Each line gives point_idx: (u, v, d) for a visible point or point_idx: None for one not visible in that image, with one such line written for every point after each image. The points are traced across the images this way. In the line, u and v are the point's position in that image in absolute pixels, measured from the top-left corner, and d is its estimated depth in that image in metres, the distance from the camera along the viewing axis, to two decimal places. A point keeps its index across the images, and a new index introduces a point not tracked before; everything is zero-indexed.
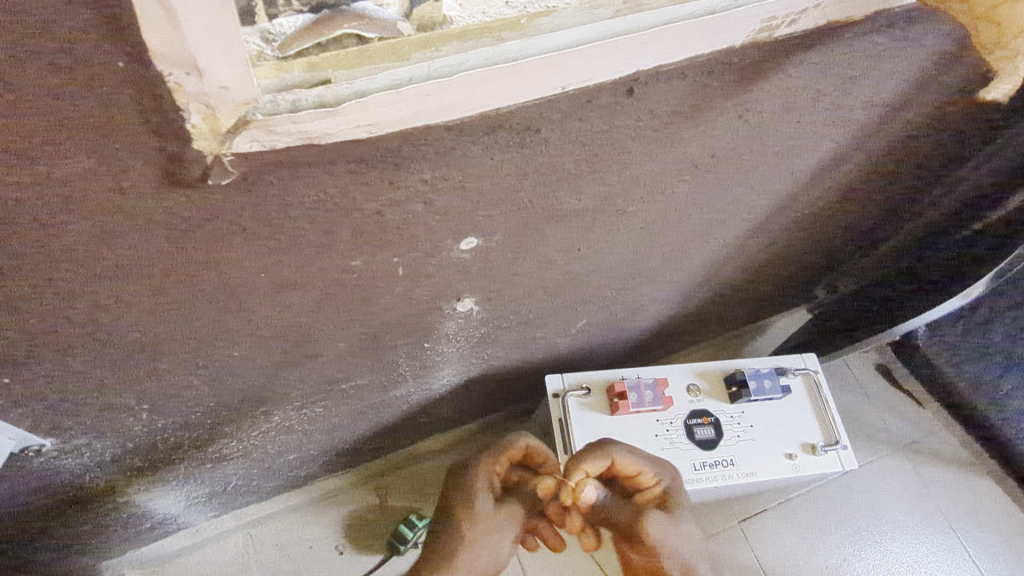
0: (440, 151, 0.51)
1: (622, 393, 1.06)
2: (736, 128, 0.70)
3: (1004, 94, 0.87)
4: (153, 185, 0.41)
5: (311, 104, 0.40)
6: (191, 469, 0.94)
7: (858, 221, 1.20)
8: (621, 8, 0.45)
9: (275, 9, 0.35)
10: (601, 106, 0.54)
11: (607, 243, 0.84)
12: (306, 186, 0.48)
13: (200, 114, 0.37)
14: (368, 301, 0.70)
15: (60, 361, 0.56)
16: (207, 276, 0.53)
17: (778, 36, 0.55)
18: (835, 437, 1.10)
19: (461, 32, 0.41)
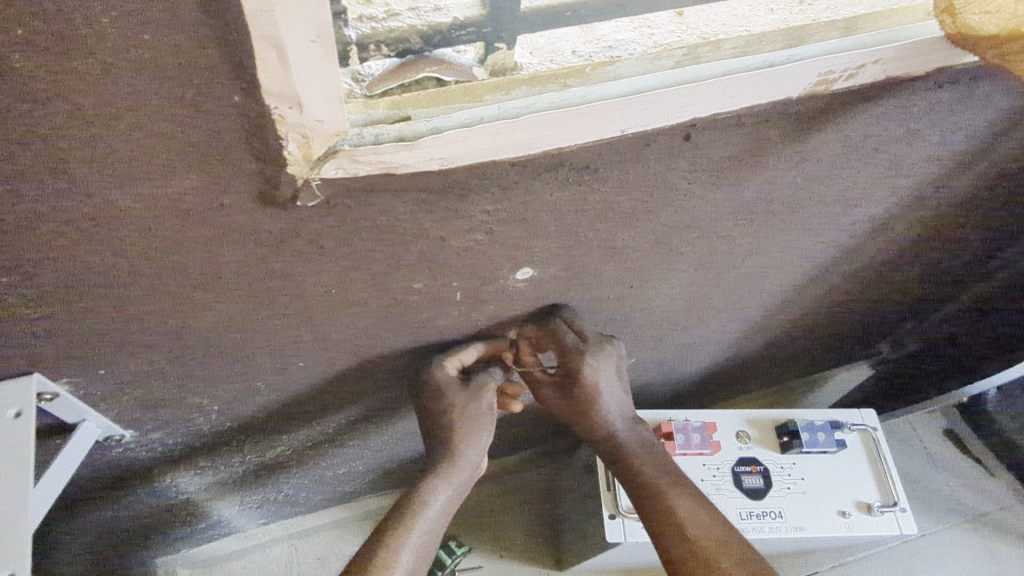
0: (504, 185, 0.54)
1: (668, 434, 1.06)
2: (794, 176, 0.71)
3: None
4: (249, 204, 0.46)
5: (392, 138, 0.45)
6: (250, 473, 0.99)
7: (924, 275, 1.17)
8: (680, 60, 0.50)
9: (367, 54, 0.42)
10: (658, 150, 0.57)
11: (660, 283, 0.86)
12: (379, 212, 0.52)
13: (296, 143, 0.41)
14: (427, 323, 0.74)
15: (150, 358, 0.62)
16: (285, 289, 0.58)
17: (836, 89, 0.57)
18: (893, 498, 1.05)
19: (529, 78, 0.47)
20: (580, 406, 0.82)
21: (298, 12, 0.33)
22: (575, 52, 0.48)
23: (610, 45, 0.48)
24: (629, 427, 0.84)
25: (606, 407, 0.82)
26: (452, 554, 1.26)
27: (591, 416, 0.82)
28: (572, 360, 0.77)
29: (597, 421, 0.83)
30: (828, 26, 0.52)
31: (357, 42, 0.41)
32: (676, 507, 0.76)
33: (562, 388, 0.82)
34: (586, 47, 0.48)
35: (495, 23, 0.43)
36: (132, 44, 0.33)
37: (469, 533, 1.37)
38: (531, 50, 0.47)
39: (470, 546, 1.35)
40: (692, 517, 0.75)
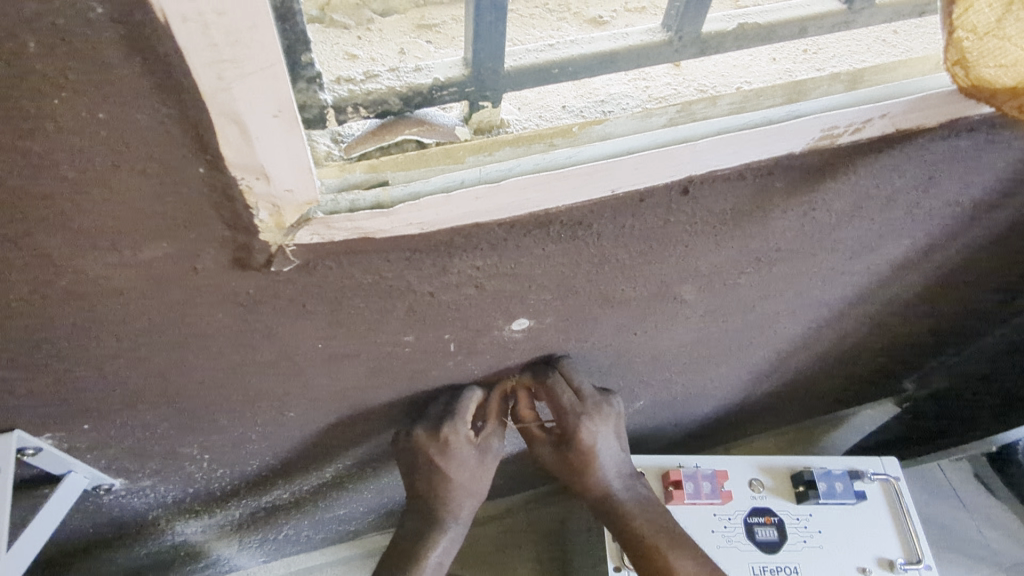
0: (492, 243, 0.53)
1: (678, 481, 1.01)
2: (803, 225, 0.68)
3: None
4: (222, 268, 0.45)
5: (369, 204, 0.43)
6: (248, 517, 0.98)
7: (946, 314, 1.12)
8: (674, 117, 0.47)
9: (345, 115, 0.41)
10: (655, 204, 0.55)
11: (665, 329, 0.83)
12: (363, 272, 0.51)
13: (267, 211, 0.40)
14: (422, 373, 0.72)
15: (134, 414, 0.60)
16: (269, 346, 0.57)
17: (842, 143, 0.54)
18: (917, 554, 1.00)
19: (514, 139, 0.45)
20: (574, 467, 0.79)
21: (255, 90, 0.32)
22: (565, 106, 0.48)
23: (602, 100, 0.48)
24: (624, 483, 0.81)
25: (602, 467, 0.79)
26: None
27: (586, 476, 0.79)
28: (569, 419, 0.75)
29: (591, 483, 0.80)
30: (832, 79, 0.50)
31: (333, 106, 0.39)
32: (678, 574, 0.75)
33: (558, 447, 0.79)
34: (577, 101, 0.49)
35: (479, 82, 0.43)
36: (87, 123, 0.32)
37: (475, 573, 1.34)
38: (518, 108, 0.47)
39: None
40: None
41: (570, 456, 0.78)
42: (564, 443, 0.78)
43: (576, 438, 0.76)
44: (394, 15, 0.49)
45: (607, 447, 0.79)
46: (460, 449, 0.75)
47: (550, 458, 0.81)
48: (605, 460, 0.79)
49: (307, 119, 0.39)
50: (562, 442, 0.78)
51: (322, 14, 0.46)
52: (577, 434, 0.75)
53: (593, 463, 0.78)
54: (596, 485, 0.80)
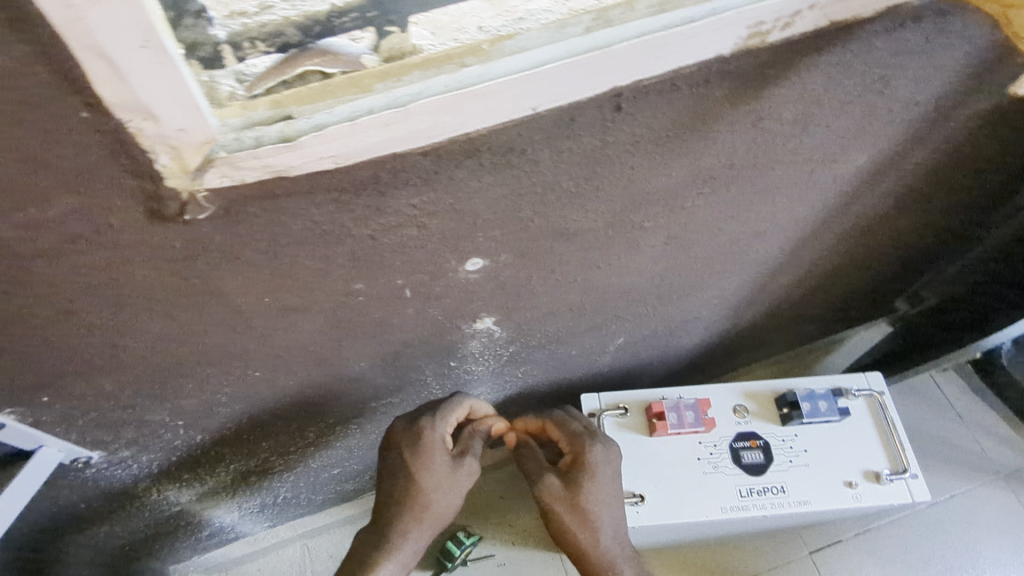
0: (424, 176, 0.52)
1: (660, 413, 1.01)
2: (753, 138, 0.67)
3: None
4: (139, 223, 0.44)
5: (275, 140, 0.41)
6: (241, 481, 1.00)
7: (924, 225, 1.11)
8: (591, 26, 0.44)
9: (242, 52, 0.36)
10: (588, 124, 0.54)
11: (629, 261, 0.82)
12: (292, 217, 0.50)
13: (167, 154, 0.39)
14: (383, 322, 0.72)
15: (93, 384, 0.61)
16: (214, 304, 0.57)
17: (773, 41, 0.52)
18: (903, 465, 1.01)
19: (423, 61, 0.42)
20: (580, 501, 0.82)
21: (115, 18, 0.30)
22: (482, 27, 0.42)
23: (520, 17, 0.42)
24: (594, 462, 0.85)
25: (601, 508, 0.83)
26: (460, 545, 1.32)
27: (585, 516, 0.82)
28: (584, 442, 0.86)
29: (587, 523, 0.82)
30: None
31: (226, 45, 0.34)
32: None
33: (567, 480, 0.83)
34: (494, 22, 0.42)
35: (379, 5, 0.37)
36: None
37: (480, 523, 1.42)
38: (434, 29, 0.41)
39: (482, 535, 1.41)
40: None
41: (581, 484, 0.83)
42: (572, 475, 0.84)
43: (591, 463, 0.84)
44: None
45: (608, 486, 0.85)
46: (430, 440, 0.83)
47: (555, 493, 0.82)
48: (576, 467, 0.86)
49: (200, 60, 0.35)
50: (570, 472, 0.84)
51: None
52: (591, 457, 0.85)
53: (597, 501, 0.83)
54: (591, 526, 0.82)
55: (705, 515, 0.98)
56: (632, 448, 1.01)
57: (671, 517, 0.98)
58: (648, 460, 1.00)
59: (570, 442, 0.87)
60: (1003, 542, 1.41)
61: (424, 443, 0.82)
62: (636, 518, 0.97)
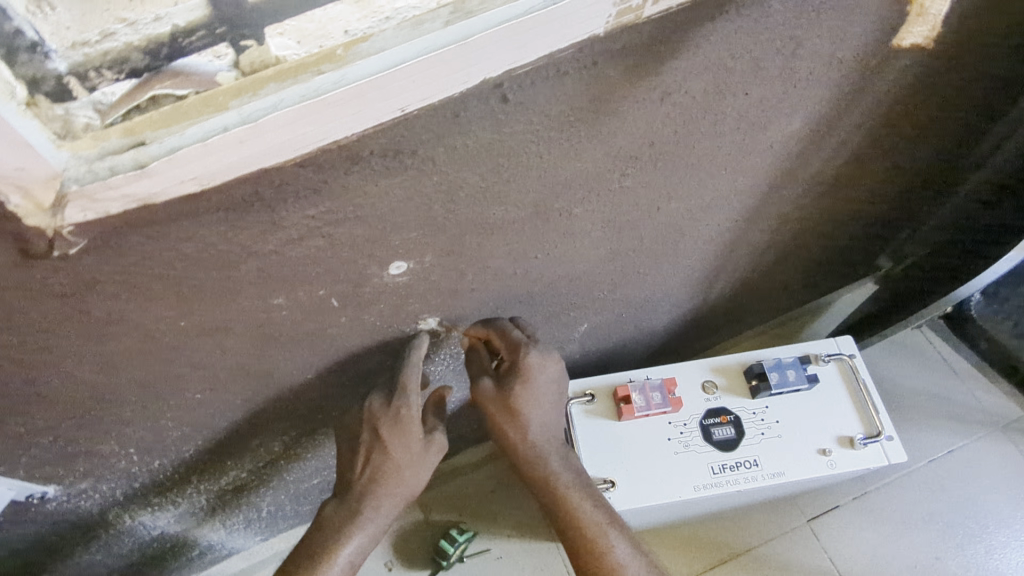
0: (312, 188, 0.51)
1: (627, 397, 1.00)
2: (667, 113, 0.65)
3: (922, 38, 0.74)
4: (15, 264, 0.44)
5: (130, 168, 0.41)
6: (218, 500, 1.01)
7: (884, 182, 1.09)
8: (449, 19, 0.44)
9: (92, 82, 0.38)
10: (476, 118, 0.53)
11: (569, 248, 0.81)
12: (181, 241, 0.50)
13: (18, 194, 0.39)
14: (318, 332, 0.72)
15: (25, 420, 0.62)
16: (127, 332, 0.57)
17: (650, 16, 0.51)
18: (877, 428, 0.99)
19: (277, 72, 0.42)
20: (511, 407, 0.84)
21: None
22: (348, 31, 0.42)
23: (387, 17, 0.43)
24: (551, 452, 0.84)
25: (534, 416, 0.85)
26: (454, 542, 1.32)
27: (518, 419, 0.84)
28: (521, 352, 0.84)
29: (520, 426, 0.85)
30: None
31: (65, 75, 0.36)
32: (612, 554, 0.80)
33: (501, 384, 0.85)
34: (360, 24, 0.42)
35: (227, 21, 0.39)
36: None
37: (474, 519, 1.41)
38: (298, 38, 0.42)
39: (477, 531, 1.39)
40: (627, 562, 0.80)
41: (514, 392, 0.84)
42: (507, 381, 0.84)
43: (526, 369, 0.84)
44: None
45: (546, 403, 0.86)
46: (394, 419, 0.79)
47: (488, 395, 0.85)
48: (549, 427, 0.87)
49: (46, 95, 0.37)
50: (507, 378, 0.84)
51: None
52: (528, 362, 0.84)
53: (530, 404, 0.85)
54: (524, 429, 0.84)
55: (679, 495, 0.97)
56: (601, 435, 1.00)
57: (644, 501, 0.96)
58: (618, 446, 0.99)
59: (507, 351, 0.85)
60: (1005, 494, 1.39)
61: (391, 424, 0.79)
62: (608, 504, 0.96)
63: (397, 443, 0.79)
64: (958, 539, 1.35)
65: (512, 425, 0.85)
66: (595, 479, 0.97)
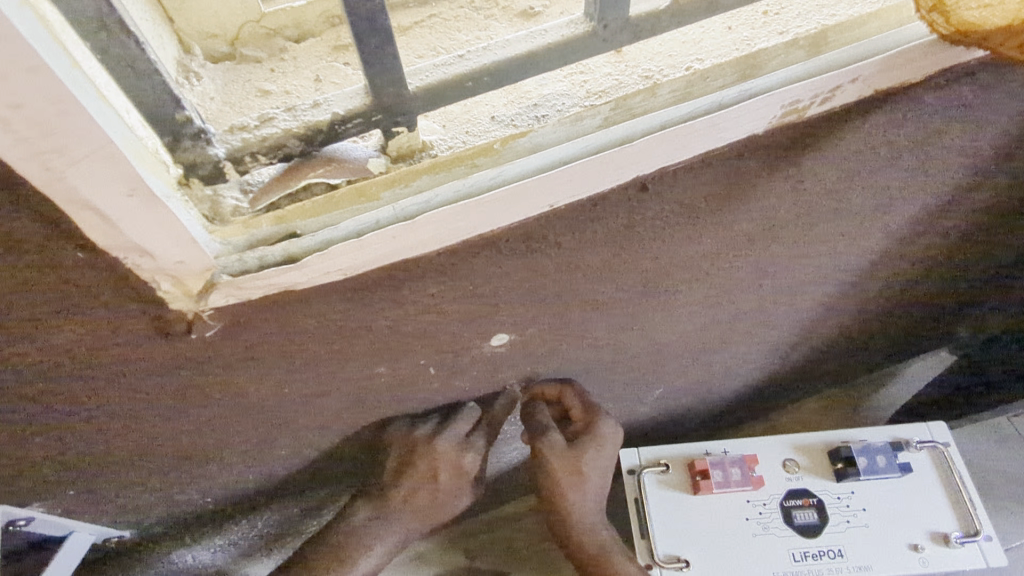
0: (442, 270, 0.49)
1: (704, 471, 0.95)
2: (796, 198, 0.62)
3: None
4: (147, 340, 0.43)
5: (278, 260, 0.40)
6: (274, 542, 0.97)
7: (988, 260, 1.03)
8: (609, 115, 0.42)
9: (243, 166, 0.36)
10: (614, 207, 0.50)
11: (666, 320, 0.78)
12: (306, 318, 0.48)
13: (169, 282, 0.38)
14: (410, 397, 0.70)
15: (117, 471, 0.62)
16: (232, 397, 0.56)
17: (812, 115, 0.49)
18: (975, 527, 0.93)
19: (430, 165, 0.40)
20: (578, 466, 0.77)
21: (95, 174, 0.30)
22: (493, 117, 0.43)
23: (535, 103, 0.43)
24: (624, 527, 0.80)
25: (591, 480, 0.78)
26: None
27: (580, 485, 0.77)
28: (590, 416, 0.80)
29: (580, 486, 0.77)
30: (788, 47, 0.44)
31: (226, 160, 0.35)
32: None
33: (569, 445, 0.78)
34: (507, 109, 0.43)
35: (385, 109, 0.37)
36: None
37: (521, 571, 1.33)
38: (446, 123, 0.42)
39: None
40: None
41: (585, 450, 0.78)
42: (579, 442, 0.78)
43: (599, 434, 0.79)
44: (310, 40, 0.46)
45: (604, 469, 0.79)
46: (444, 453, 0.71)
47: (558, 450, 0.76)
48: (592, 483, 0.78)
49: (201, 177, 0.35)
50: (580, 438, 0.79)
51: (233, 50, 0.44)
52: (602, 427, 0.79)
53: (595, 468, 0.78)
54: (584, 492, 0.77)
55: None
56: (676, 509, 0.95)
57: None
58: (693, 521, 0.95)
59: (581, 412, 0.81)
60: None
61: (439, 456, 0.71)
62: None
63: (444, 476, 0.72)
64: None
65: (572, 484, 0.77)
66: (667, 557, 0.93)
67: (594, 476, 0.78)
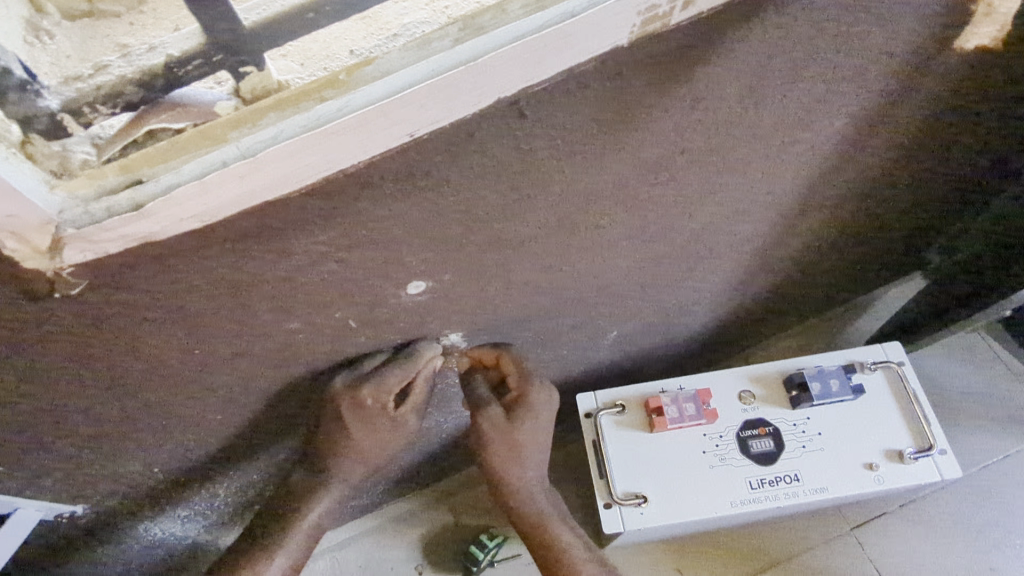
0: (323, 215, 0.49)
1: (659, 408, 0.96)
2: (699, 119, 0.61)
3: (993, 35, 0.70)
4: (19, 305, 0.43)
5: (126, 209, 0.39)
6: (241, 511, 0.99)
7: (935, 177, 1.02)
8: (460, 36, 0.41)
9: (89, 117, 0.37)
10: (493, 136, 0.50)
11: (596, 258, 0.77)
12: (188, 274, 0.48)
13: (13, 239, 0.38)
14: (338, 353, 0.71)
15: (46, 445, 0.63)
16: (141, 362, 0.56)
17: (679, 22, 0.47)
18: (928, 441, 0.94)
19: (276, 102, 0.39)
20: (514, 436, 0.81)
21: None
22: (353, 51, 0.41)
23: (394, 33, 0.41)
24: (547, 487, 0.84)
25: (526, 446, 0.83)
26: (484, 547, 1.28)
27: (516, 455, 0.82)
28: (525, 385, 0.82)
29: (515, 455, 0.82)
30: None
31: (61, 113, 0.35)
32: None
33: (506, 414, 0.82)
34: (367, 42, 0.41)
35: (224, 47, 0.36)
36: None
37: (503, 523, 1.36)
38: (302, 60, 0.40)
39: (506, 536, 1.34)
40: None
41: (521, 420, 0.81)
42: (515, 413, 0.82)
43: (533, 404, 0.82)
44: None
45: (538, 433, 0.83)
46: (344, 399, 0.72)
47: (497, 424, 0.81)
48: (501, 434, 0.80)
49: (40, 133, 0.36)
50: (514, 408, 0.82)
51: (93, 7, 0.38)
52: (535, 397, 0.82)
53: (529, 436, 0.82)
54: (519, 460, 0.83)
55: (715, 511, 0.93)
56: (632, 448, 0.96)
57: (678, 517, 0.92)
58: (650, 459, 0.95)
59: (518, 379, 0.83)
60: None
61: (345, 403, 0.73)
62: (640, 520, 0.93)
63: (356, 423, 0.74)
64: (1015, 549, 1.25)
65: (506, 453, 0.81)
66: (627, 494, 0.93)
67: (531, 444, 0.83)
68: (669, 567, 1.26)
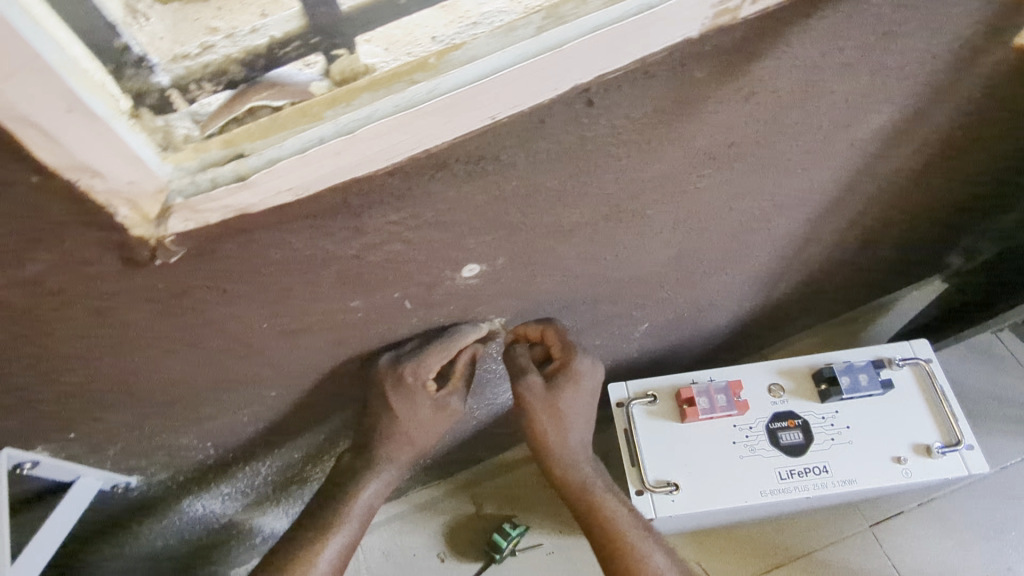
0: (398, 194, 0.51)
1: (690, 399, 0.98)
2: (750, 111, 0.63)
3: None
4: (117, 271, 0.46)
5: (230, 179, 0.41)
6: (279, 490, 1.02)
7: (967, 178, 1.03)
8: (542, 24, 0.43)
9: (192, 94, 0.39)
10: (561, 123, 0.52)
11: (638, 248, 0.79)
12: (269, 248, 0.50)
13: (126, 207, 0.41)
14: (389, 334, 0.73)
15: (114, 414, 0.65)
16: (212, 334, 0.59)
17: (746, 17, 0.49)
18: (956, 437, 0.95)
19: (370, 83, 0.42)
20: (558, 405, 0.85)
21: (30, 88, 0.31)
22: (435, 38, 0.43)
23: (474, 22, 0.43)
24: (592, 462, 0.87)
25: (571, 414, 0.86)
26: (508, 535, 1.31)
27: (560, 423, 0.86)
28: (570, 354, 0.85)
29: (560, 423, 0.86)
30: None
31: (169, 87, 0.37)
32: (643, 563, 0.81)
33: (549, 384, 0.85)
34: (448, 29, 0.43)
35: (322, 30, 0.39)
36: None
37: (526, 513, 1.37)
38: (386, 45, 0.42)
39: (529, 525, 1.36)
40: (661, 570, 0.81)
41: (564, 389, 0.85)
42: (557, 381, 0.85)
43: (576, 373, 0.85)
44: None
45: (581, 403, 0.86)
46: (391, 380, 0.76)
47: (538, 393, 0.84)
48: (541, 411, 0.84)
49: (150, 107, 0.38)
50: (556, 377, 0.85)
51: None
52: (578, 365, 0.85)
53: (573, 405, 0.86)
54: (565, 426, 0.86)
55: (744, 500, 0.94)
56: (663, 437, 0.98)
57: (708, 505, 0.94)
58: (681, 448, 0.97)
59: (560, 349, 0.86)
60: None
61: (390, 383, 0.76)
62: (671, 507, 0.94)
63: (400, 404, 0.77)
64: None
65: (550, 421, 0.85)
66: (658, 482, 0.95)
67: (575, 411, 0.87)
68: (691, 559, 1.28)
